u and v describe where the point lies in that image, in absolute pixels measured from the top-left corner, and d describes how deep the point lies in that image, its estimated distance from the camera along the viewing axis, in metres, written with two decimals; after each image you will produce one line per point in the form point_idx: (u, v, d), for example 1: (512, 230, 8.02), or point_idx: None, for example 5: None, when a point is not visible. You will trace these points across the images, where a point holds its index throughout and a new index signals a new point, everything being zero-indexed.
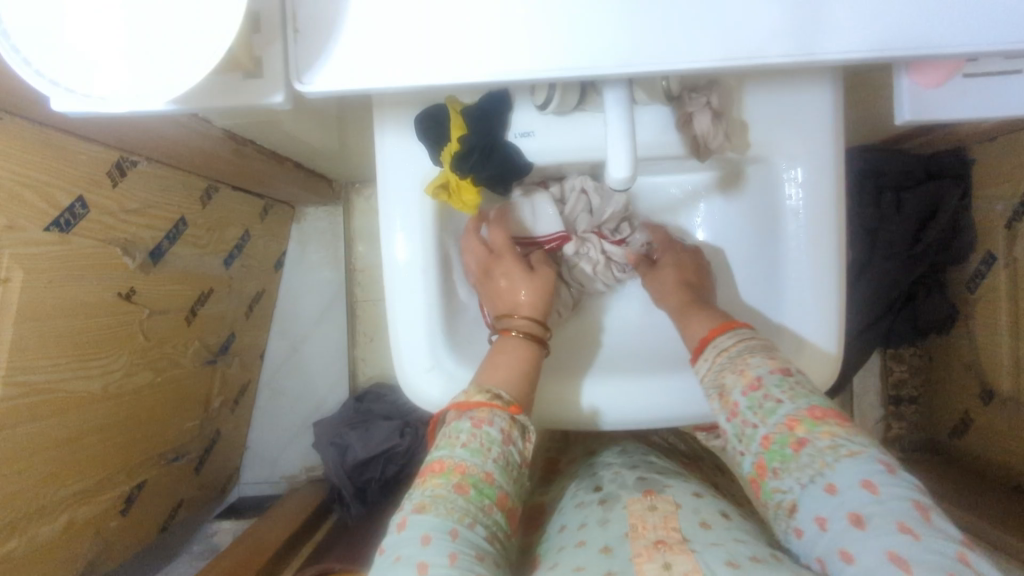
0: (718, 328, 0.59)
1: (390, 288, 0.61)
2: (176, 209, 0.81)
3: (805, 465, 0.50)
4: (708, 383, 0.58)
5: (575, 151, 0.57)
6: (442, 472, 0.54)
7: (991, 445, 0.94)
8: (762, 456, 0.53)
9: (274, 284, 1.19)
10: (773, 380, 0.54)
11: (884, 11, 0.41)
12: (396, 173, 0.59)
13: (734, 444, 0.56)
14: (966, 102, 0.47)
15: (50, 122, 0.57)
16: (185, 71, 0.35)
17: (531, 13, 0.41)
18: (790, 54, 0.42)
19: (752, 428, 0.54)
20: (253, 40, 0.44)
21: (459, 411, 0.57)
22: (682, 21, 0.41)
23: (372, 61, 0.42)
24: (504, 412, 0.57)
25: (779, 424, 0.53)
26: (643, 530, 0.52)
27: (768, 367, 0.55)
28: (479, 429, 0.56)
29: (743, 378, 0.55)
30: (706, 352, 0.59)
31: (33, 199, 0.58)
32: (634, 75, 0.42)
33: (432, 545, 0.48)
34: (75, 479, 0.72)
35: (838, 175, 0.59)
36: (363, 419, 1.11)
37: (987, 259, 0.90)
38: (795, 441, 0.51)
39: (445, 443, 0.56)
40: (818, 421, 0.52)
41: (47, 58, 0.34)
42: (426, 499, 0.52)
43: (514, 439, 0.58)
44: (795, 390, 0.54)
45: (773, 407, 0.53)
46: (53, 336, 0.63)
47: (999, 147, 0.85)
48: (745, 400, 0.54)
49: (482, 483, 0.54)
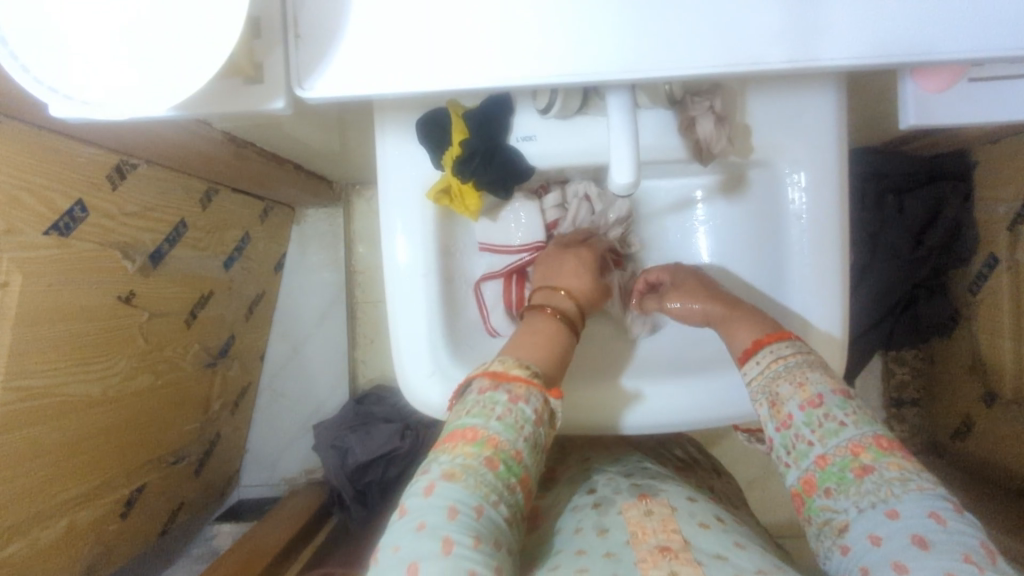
0: (769, 336, 0.58)
1: (390, 290, 0.61)
2: (176, 211, 0.81)
3: (866, 489, 0.49)
4: (757, 392, 0.57)
5: (574, 155, 0.56)
6: (476, 441, 0.52)
7: (993, 448, 0.93)
8: (812, 474, 0.53)
9: (275, 285, 1.19)
10: (835, 401, 0.53)
11: (887, 16, 0.41)
12: (397, 175, 0.59)
13: (781, 455, 0.56)
14: (969, 107, 0.47)
15: (48, 124, 0.57)
16: (184, 77, 0.35)
17: (534, 17, 0.41)
18: (793, 60, 0.41)
19: (806, 444, 0.54)
20: (254, 46, 0.43)
21: (496, 381, 0.55)
22: (684, 26, 0.41)
23: (371, 66, 0.42)
24: (540, 392, 0.55)
25: (839, 447, 0.52)
26: (644, 536, 0.52)
27: (829, 386, 0.54)
28: (514, 405, 0.53)
29: (802, 393, 0.54)
30: (756, 359, 0.57)
31: (32, 202, 0.57)
32: (637, 81, 0.42)
33: (457, 521, 0.48)
34: (74, 482, 0.72)
35: (840, 179, 0.59)
36: (363, 422, 1.11)
37: (989, 261, 0.90)
38: (858, 466, 0.51)
39: (478, 411, 0.53)
40: (884, 450, 0.51)
41: (44, 64, 0.34)
42: (455, 468, 0.51)
43: (545, 422, 0.55)
44: (860, 414, 0.53)
45: (835, 429, 0.52)
46: (53, 340, 0.62)
47: (1001, 150, 0.84)
48: (802, 415, 0.54)
49: (512, 461, 0.52)
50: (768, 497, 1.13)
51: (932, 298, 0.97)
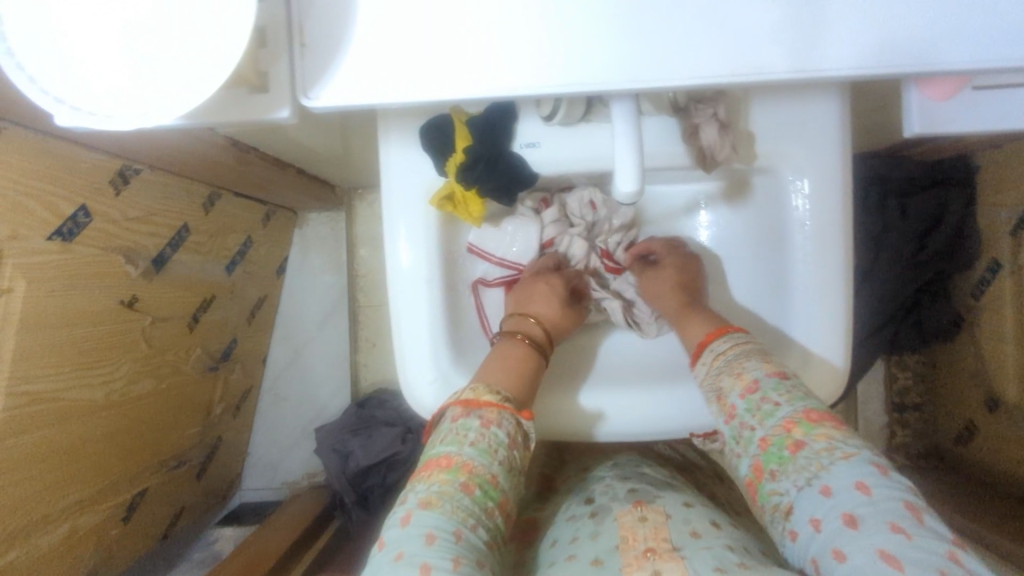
0: (712, 334, 0.60)
1: (393, 295, 0.61)
2: (178, 216, 0.81)
3: (801, 465, 0.50)
4: (706, 388, 0.59)
5: (577, 162, 0.56)
6: (450, 468, 0.53)
7: (996, 453, 0.93)
8: (759, 458, 0.53)
9: (276, 289, 1.19)
10: (770, 384, 0.54)
11: (890, 25, 0.41)
12: (401, 180, 0.59)
13: (733, 446, 0.56)
14: (974, 115, 0.47)
15: (51, 129, 0.57)
16: (193, 88, 0.35)
17: (538, 26, 0.41)
18: (795, 69, 0.41)
19: (750, 430, 0.54)
20: (259, 55, 0.44)
21: (467, 409, 0.56)
22: (688, 34, 0.41)
23: (375, 75, 0.42)
24: (512, 415, 0.57)
25: (776, 426, 0.52)
26: (633, 542, 0.52)
27: (765, 370, 0.55)
28: (488, 429, 0.55)
29: (740, 381, 0.55)
30: (703, 358, 0.60)
31: (35, 208, 0.57)
32: (641, 89, 0.42)
33: (436, 545, 0.47)
34: (76, 488, 0.71)
35: (845, 185, 0.58)
36: (365, 426, 1.11)
37: (992, 266, 0.89)
38: (792, 443, 0.51)
39: (452, 439, 0.55)
40: (814, 423, 0.52)
41: (52, 75, 0.34)
42: (432, 495, 0.51)
43: (518, 444, 0.57)
44: (793, 393, 0.54)
45: (772, 410, 0.53)
46: (57, 344, 0.62)
47: (1004, 155, 0.84)
48: (743, 403, 0.55)
49: (487, 485, 0.53)
50: None
51: (934, 304, 0.97)
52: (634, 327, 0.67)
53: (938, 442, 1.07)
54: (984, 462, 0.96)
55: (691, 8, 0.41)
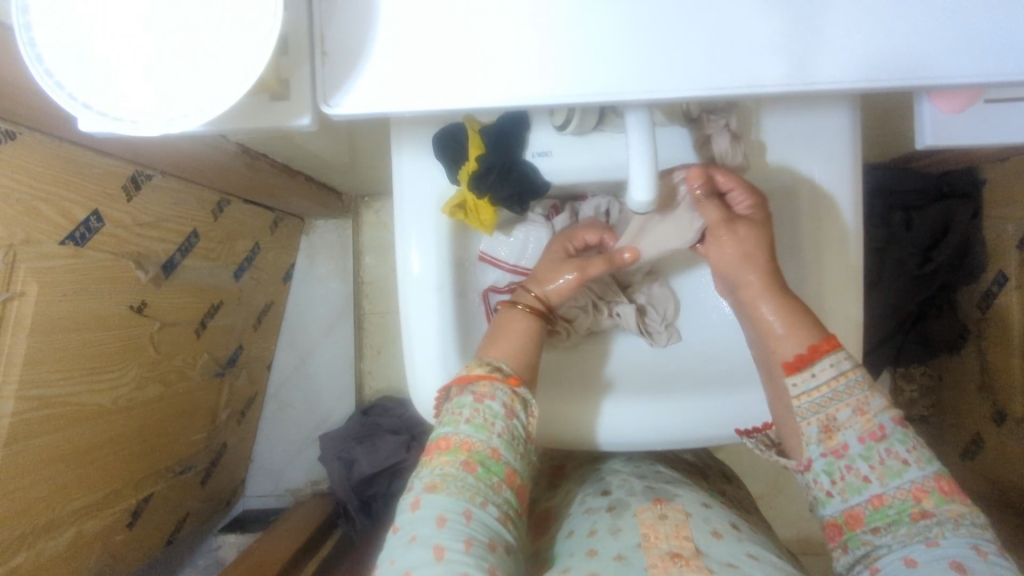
0: (825, 343, 0.54)
1: (405, 302, 0.61)
2: (189, 222, 0.81)
3: (917, 531, 0.50)
4: (806, 409, 0.54)
5: (590, 171, 0.57)
6: (449, 449, 0.54)
7: (1001, 466, 0.93)
8: (862, 509, 0.52)
9: (283, 296, 1.19)
10: (897, 435, 0.52)
11: (888, 41, 0.41)
12: (412, 189, 0.60)
13: (822, 481, 0.54)
14: (986, 128, 0.47)
15: (68, 135, 0.57)
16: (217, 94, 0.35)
17: (547, 37, 0.41)
18: (789, 82, 0.41)
19: (861, 479, 0.52)
20: (280, 64, 0.44)
21: (462, 386, 0.57)
22: (692, 47, 0.41)
23: (388, 86, 0.42)
24: (505, 385, 0.57)
25: (901, 488, 0.51)
26: (655, 540, 0.53)
27: (890, 417, 0.52)
28: (480, 403, 0.56)
29: (863, 423, 0.52)
30: (810, 371, 0.54)
31: (48, 212, 0.58)
32: (645, 101, 0.42)
33: (447, 528, 0.49)
34: (81, 494, 0.71)
35: (856, 195, 0.59)
36: (370, 433, 1.11)
37: (998, 278, 0.90)
38: (917, 510, 0.50)
39: (449, 419, 0.56)
40: (946, 496, 0.50)
41: (77, 83, 0.34)
42: (436, 479, 0.53)
43: (517, 413, 0.57)
44: (922, 452, 0.52)
45: (897, 468, 0.51)
46: (66, 348, 0.63)
47: (1009, 168, 0.85)
48: (860, 447, 0.52)
49: (488, 460, 0.54)
50: (777, 512, 1.13)
51: (941, 316, 0.97)
52: (645, 334, 0.66)
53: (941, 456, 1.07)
54: (991, 474, 0.95)
55: (697, 24, 0.41)
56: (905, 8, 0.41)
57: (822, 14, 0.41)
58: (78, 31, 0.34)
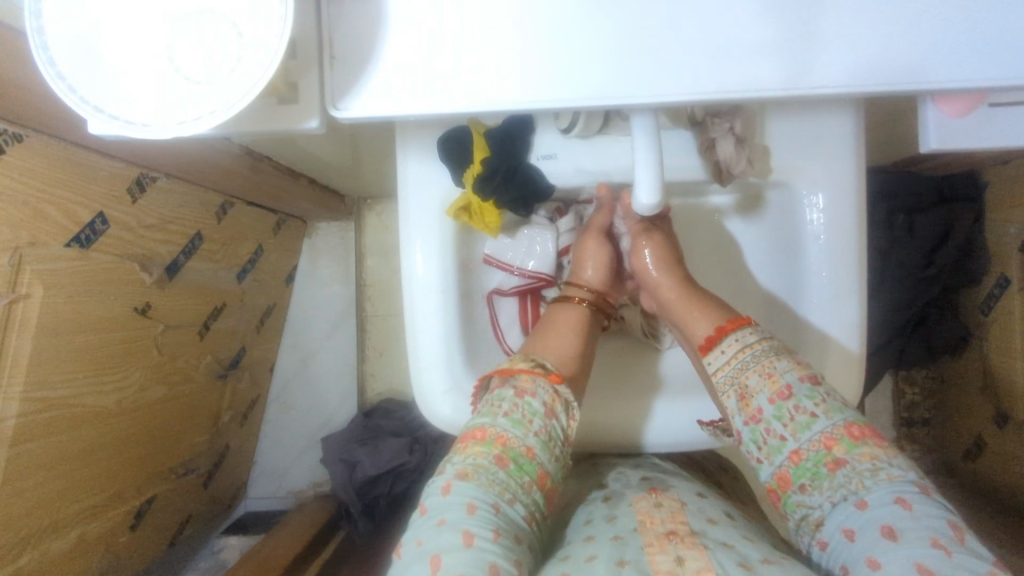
0: (731, 323, 0.59)
1: (409, 305, 0.61)
2: (192, 224, 0.81)
3: (838, 484, 0.50)
4: (724, 383, 0.57)
5: (593, 174, 0.57)
6: (485, 440, 0.54)
7: (1000, 468, 0.93)
8: (787, 470, 0.54)
9: (286, 298, 1.20)
10: (803, 391, 0.54)
11: (885, 44, 0.41)
12: (417, 194, 0.60)
13: (752, 449, 0.56)
14: (989, 131, 0.47)
15: (72, 137, 0.57)
16: (235, 94, 0.34)
17: (545, 41, 0.41)
18: (789, 83, 0.41)
19: (778, 438, 0.54)
20: (288, 66, 0.44)
21: (504, 378, 0.58)
22: (691, 48, 0.42)
23: (394, 90, 0.42)
24: (546, 382, 0.57)
25: (813, 441, 0.52)
26: (653, 523, 0.53)
27: (797, 375, 0.55)
28: (521, 399, 0.56)
29: (771, 385, 0.55)
30: (720, 348, 0.58)
31: (53, 214, 0.58)
32: (640, 106, 0.42)
33: (477, 515, 0.48)
34: (87, 495, 0.72)
35: (859, 198, 0.59)
36: (372, 436, 1.11)
37: (1000, 282, 0.90)
38: (831, 460, 0.52)
39: (488, 411, 0.56)
40: (857, 441, 0.51)
41: (85, 85, 0.34)
42: (467, 468, 0.52)
43: (557, 414, 0.57)
44: (829, 404, 0.53)
45: (807, 422, 0.53)
46: (71, 349, 0.63)
47: (1011, 170, 0.85)
48: (772, 408, 0.54)
49: (522, 458, 0.54)
50: None
51: (943, 319, 0.97)
52: (651, 338, 0.69)
53: (945, 458, 1.07)
54: (990, 477, 0.95)
55: (700, 33, 0.41)
56: (910, 13, 0.41)
57: (825, 17, 0.41)
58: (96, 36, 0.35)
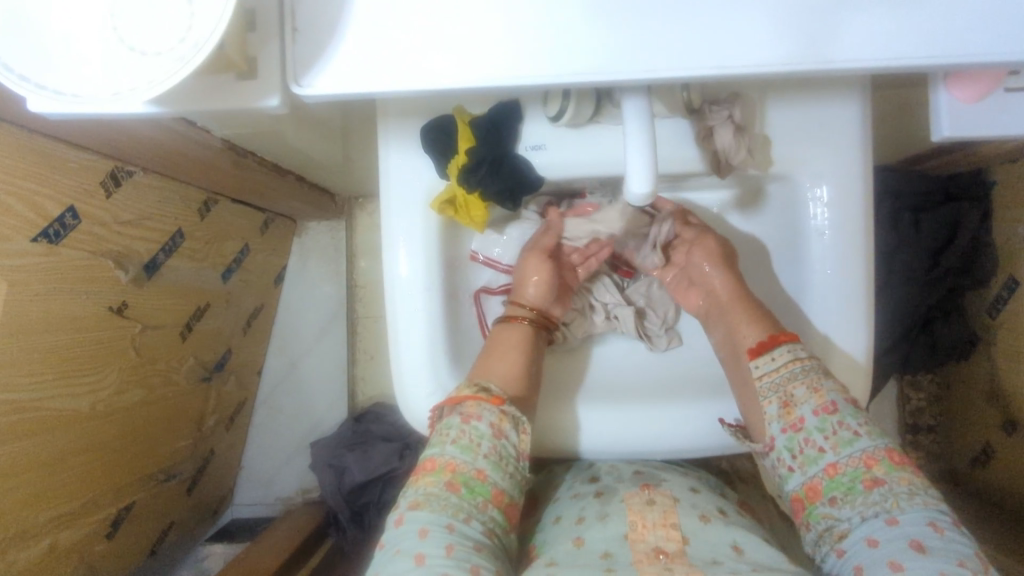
0: (784, 333, 0.57)
1: (392, 306, 0.59)
2: (173, 221, 0.78)
3: (874, 501, 0.49)
4: (767, 389, 0.55)
5: (584, 167, 0.54)
6: (434, 470, 0.53)
7: (1008, 477, 0.90)
8: (819, 481, 0.52)
9: (274, 299, 1.17)
10: (848, 409, 0.52)
11: (900, 21, 0.38)
12: (400, 188, 0.57)
13: (783, 457, 0.54)
14: (1006, 118, 0.44)
15: (31, 123, 0.53)
16: (182, 56, 0.32)
17: (529, 17, 0.39)
18: (797, 61, 0.39)
19: (816, 450, 0.52)
20: (248, 39, 0.41)
21: (452, 405, 0.56)
22: (688, 23, 0.39)
23: (368, 67, 0.40)
24: (492, 405, 0.55)
25: (853, 457, 0.51)
26: (643, 531, 0.53)
27: (843, 396, 0.53)
28: (468, 424, 0.54)
29: (817, 398, 0.53)
30: (770, 355, 0.56)
31: (21, 209, 0.55)
32: (631, 84, 0.39)
33: (430, 538, 0.48)
34: (54, 504, 0.68)
35: (865, 190, 0.56)
36: (362, 440, 1.08)
37: (1009, 283, 0.86)
38: (869, 478, 0.50)
39: (437, 440, 0.55)
40: (896, 465, 0.50)
41: (23, 56, 0.32)
42: (419, 497, 0.52)
43: (506, 433, 0.55)
44: (872, 426, 0.52)
45: (849, 438, 0.52)
46: (40, 351, 0.60)
47: (1020, 168, 0.82)
48: (815, 420, 0.53)
49: (473, 481, 0.53)
50: None
51: (949, 321, 0.94)
52: (644, 339, 0.65)
53: (951, 465, 1.04)
54: (998, 485, 0.92)
55: (698, 9, 0.39)
56: None
57: None
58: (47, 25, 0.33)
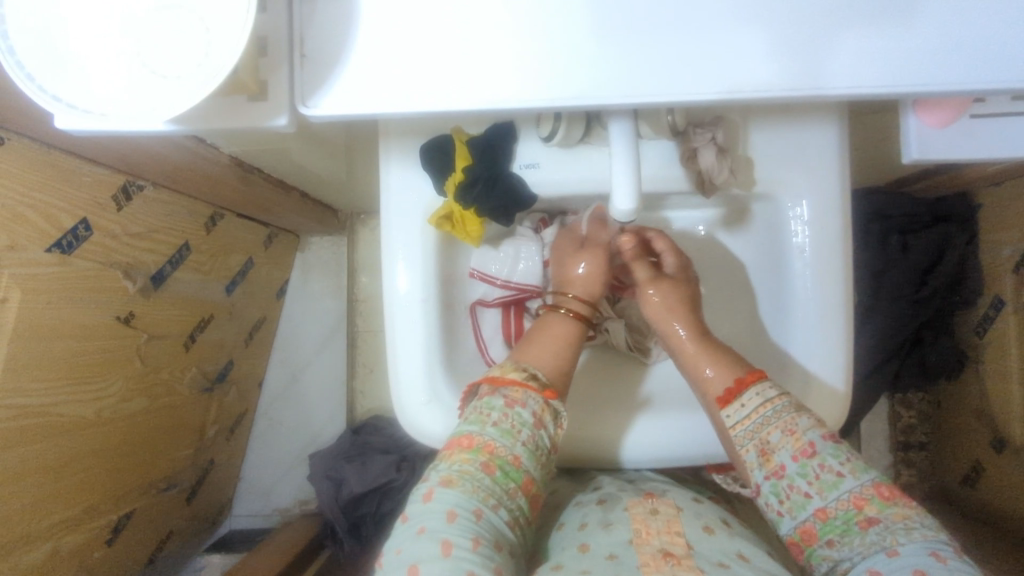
0: (750, 376, 0.59)
1: (389, 318, 0.61)
2: (180, 234, 0.81)
3: (872, 541, 0.51)
4: (743, 437, 0.58)
5: (575, 184, 0.57)
6: (472, 448, 0.55)
7: (998, 495, 0.91)
8: (812, 524, 0.54)
9: (276, 313, 1.19)
10: (828, 450, 0.55)
11: (879, 51, 0.41)
12: (399, 203, 0.60)
13: (771, 502, 0.57)
14: (972, 143, 0.47)
15: (49, 139, 0.56)
16: (199, 80, 0.35)
17: (523, 44, 0.41)
18: (792, 88, 0.41)
19: (804, 496, 0.55)
20: (259, 64, 0.44)
21: (494, 387, 0.59)
22: (673, 52, 0.41)
23: (373, 86, 0.42)
24: (537, 394, 0.58)
25: (841, 500, 0.53)
26: (648, 536, 0.54)
27: (820, 433, 0.55)
28: (511, 409, 0.57)
29: (794, 442, 0.55)
30: (739, 402, 0.58)
31: (35, 218, 0.57)
32: (618, 108, 0.42)
33: (457, 524, 0.49)
34: (61, 506, 0.70)
35: (844, 211, 0.59)
36: (360, 452, 1.10)
37: (995, 303, 0.89)
38: (862, 519, 0.52)
39: (476, 418, 0.57)
40: (887, 502, 0.52)
41: (47, 73, 0.35)
42: (453, 474, 0.53)
43: (545, 424, 0.58)
44: (855, 463, 0.54)
45: (834, 481, 0.54)
46: (51, 357, 0.62)
47: (1002, 191, 0.84)
48: (796, 466, 0.55)
49: (509, 466, 0.55)
50: None
51: (938, 339, 0.96)
52: (636, 351, 0.69)
53: (942, 483, 1.05)
54: (988, 504, 0.93)
55: (674, 38, 0.41)
56: (901, 18, 0.41)
57: (815, 16, 0.41)
58: (63, 43, 0.36)
